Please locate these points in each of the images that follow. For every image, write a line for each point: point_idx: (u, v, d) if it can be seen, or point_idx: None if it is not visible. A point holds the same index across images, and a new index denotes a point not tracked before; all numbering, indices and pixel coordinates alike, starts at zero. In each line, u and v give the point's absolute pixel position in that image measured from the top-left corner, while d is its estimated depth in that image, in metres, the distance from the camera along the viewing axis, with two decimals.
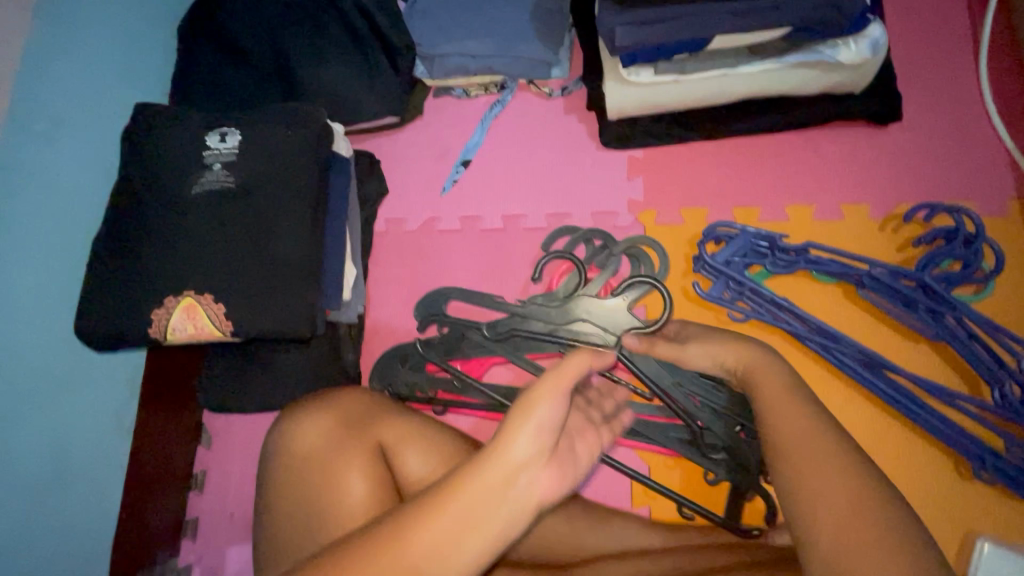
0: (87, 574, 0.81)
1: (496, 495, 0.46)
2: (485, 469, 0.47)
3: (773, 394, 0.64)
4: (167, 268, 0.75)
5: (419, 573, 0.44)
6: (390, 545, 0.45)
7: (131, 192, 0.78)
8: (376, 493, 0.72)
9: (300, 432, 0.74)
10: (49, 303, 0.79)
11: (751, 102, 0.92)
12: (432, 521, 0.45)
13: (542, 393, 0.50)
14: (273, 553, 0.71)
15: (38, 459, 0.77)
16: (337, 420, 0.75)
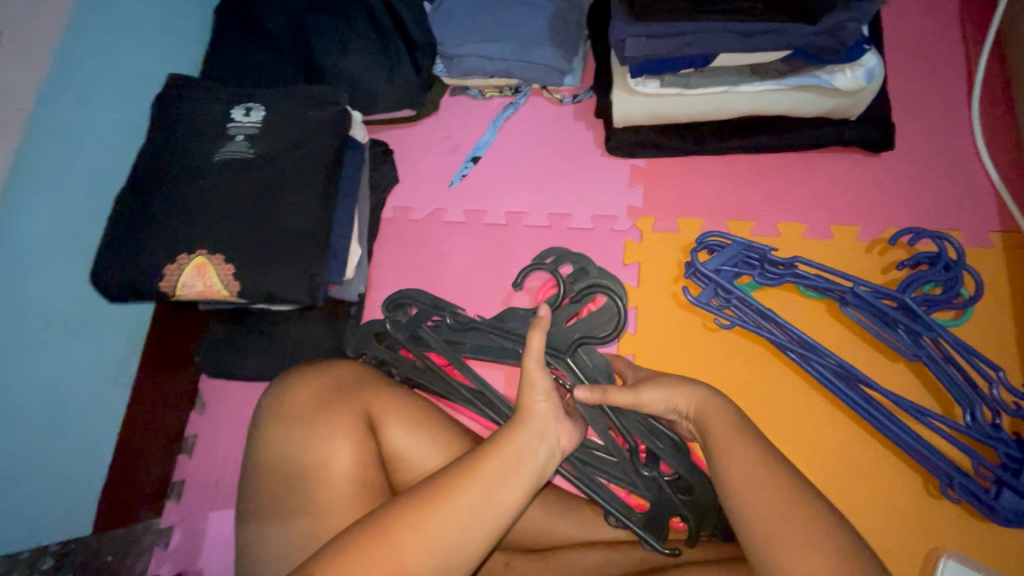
0: (78, 510, 0.90)
1: (534, 444, 0.65)
2: (526, 422, 0.66)
3: (722, 428, 0.66)
4: (180, 226, 0.81)
5: (501, 486, 0.61)
6: (474, 466, 0.61)
7: (156, 156, 0.84)
8: (363, 457, 0.77)
9: (295, 396, 0.79)
10: (68, 254, 0.87)
11: (751, 120, 0.96)
12: (500, 449, 0.63)
13: (534, 370, 0.70)
14: (264, 509, 0.75)
15: (40, 399, 0.84)
16: (330, 387, 0.80)
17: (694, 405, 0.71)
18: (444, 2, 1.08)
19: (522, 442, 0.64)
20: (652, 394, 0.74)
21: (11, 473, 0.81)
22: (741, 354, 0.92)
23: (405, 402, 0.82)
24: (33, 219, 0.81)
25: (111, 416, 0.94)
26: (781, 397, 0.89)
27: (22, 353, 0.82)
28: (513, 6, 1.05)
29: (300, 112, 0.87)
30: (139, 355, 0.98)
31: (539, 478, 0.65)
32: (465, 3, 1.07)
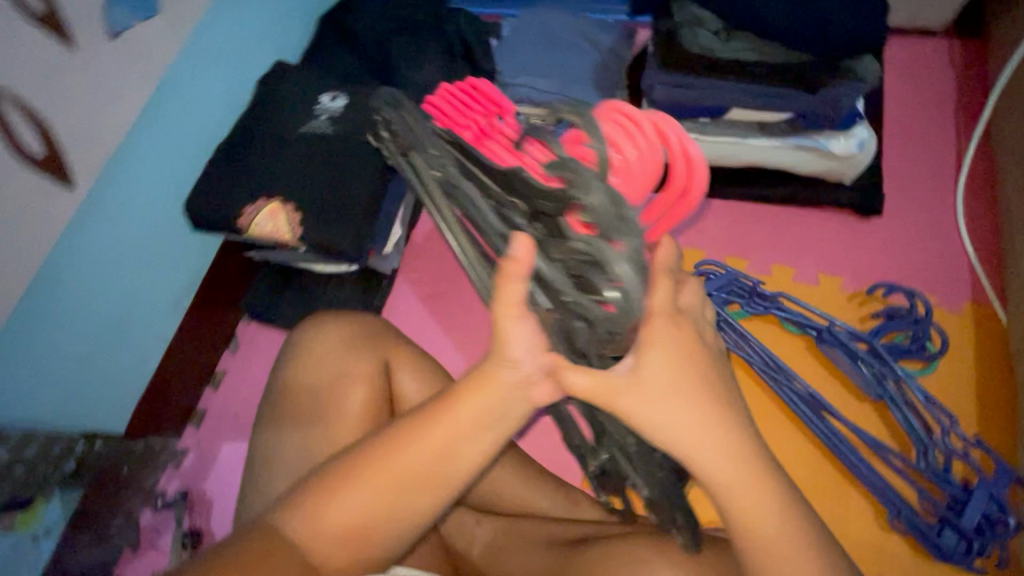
0: (114, 409, 1.03)
1: (500, 408, 0.54)
2: (492, 380, 0.53)
3: (729, 458, 0.48)
4: (261, 179, 0.96)
5: (455, 450, 0.54)
6: (426, 425, 0.55)
7: (253, 122, 1.01)
8: (370, 391, 0.88)
9: (317, 338, 0.91)
10: (166, 185, 1.00)
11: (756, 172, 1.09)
12: (455, 412, 0.54)
13: (506, 325, 0.49)
14: (278, 425, 0.87)
15: (113, 304, 0.96)
16: (344, 338, 0.91)
17: (692, 452, 0.48)
18: (508, 43, 1.28)
19: (487, 409, 0.53)
20: (646, 416, 0.48)
21: (76, 363, 0.93)
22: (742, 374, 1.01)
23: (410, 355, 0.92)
24: (148, 149, 0.95)
25: (162, 337, 1.07)
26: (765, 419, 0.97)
27: (113, 260, 0.94)
28: (565, 53, 1.24)
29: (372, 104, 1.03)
30: (196, 287, 1.12)
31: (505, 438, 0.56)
32: (525, 46, 1.26)
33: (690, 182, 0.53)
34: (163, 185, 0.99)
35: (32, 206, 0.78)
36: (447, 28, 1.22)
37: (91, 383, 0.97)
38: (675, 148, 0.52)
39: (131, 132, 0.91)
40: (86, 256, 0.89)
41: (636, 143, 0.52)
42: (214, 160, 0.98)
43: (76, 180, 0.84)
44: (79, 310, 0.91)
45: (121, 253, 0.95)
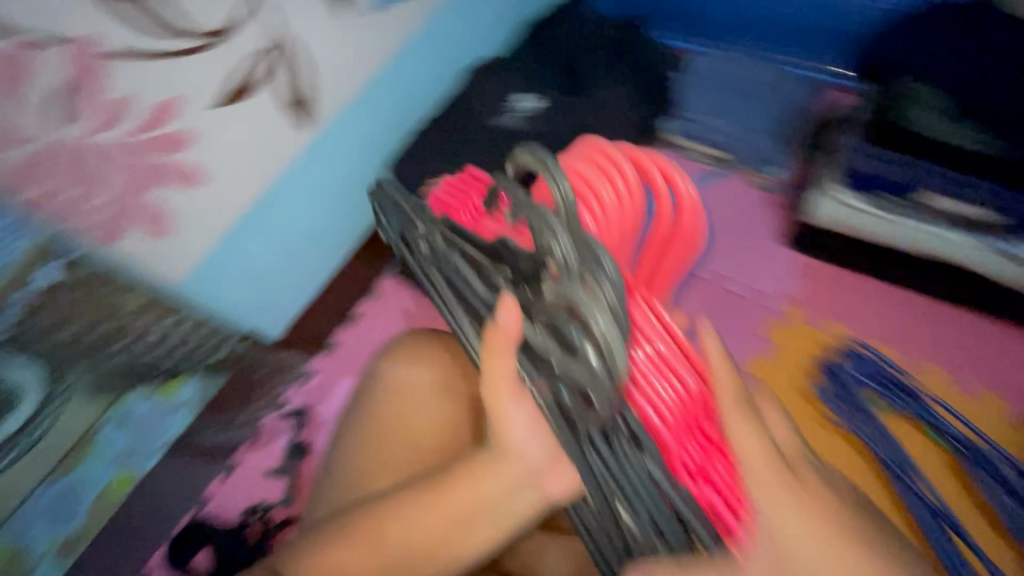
0: (273, 325, 1.14)
1: (515, 484, 0.59)
2: (502, 464, 0.59)
3: None
4: (451, 152, 1.11)
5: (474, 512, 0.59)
6: (464, 477, 0.60)
7: (459, 104, 1.15)
8: (444, 431, 0.79)
9: (402, 366, 0.84)
10: (372, 142, 1.11)
11: (936, 268, 1.05)
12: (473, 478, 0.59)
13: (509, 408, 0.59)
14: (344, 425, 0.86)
15: (302, 233, 1.08)
16: (432, 377, 0.83)
17: None
18: (687, 79, 1.34)
19: (504, 484, 0.59)
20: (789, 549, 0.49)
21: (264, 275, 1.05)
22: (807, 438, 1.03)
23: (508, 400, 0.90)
24: (368, 105, 1.06)
25: (324, 271, 1.18)
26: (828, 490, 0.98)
27: (314, 195, 1.06)
28: (745, 101, 1.31)
29: (567, 116, 1.16)
30: (364, 236, 1.22)
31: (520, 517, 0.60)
32: (705, 86, 1.34)
33: (676, 185, 0.70)
34: (364, 143, 1.09)
35: (271, 140, 0.91)
36: (642, 53, 1.29)
37: (265, 301, 1.08)
38: (629, 179, 0.69)
39: (358, 93, 1.02)
40: (293, 190, 1.01)
41: (616, 183, 0.69)
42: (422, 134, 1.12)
43: (307, 126, 0.96)
44: (275, 236, 1.02)
45: (315, 195, 1.06)
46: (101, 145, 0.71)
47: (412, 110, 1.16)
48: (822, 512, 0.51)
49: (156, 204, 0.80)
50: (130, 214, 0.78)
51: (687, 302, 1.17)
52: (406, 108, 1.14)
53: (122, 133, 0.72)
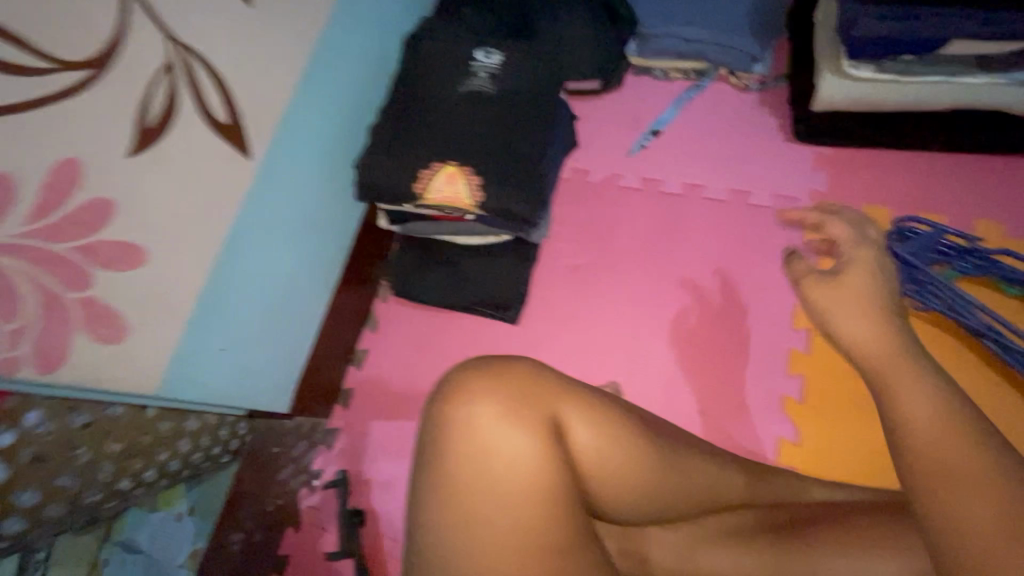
0: (274, 404, 0.95)
1: (471, 500, 0.74)
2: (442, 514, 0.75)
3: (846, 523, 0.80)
4: (426, 142, 0.88)
5: (472, 487, 0.74)
6: (464, 505, 0.74)
7: (409, 86, 0.93)
8: (525, 476, 0.74)
9: (469, 418, 0.77)
10: (316, 162, 0.91)
11: (933, 122, 1.05)
12: (475, 493, 0.74)
13: None
14: (430, 521, 0.76)
15: (275, 289, 0.89)
16: (488, 425, 0.76)
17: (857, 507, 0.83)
18: None
19: (458, 499, 0.75)
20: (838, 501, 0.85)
21: (254, 352, 0.87)
22: (814, 372, 1.00)
23: (592, 403, 0.81)
24: (300, 119, 0.85)
25: (312, 320, 1.00)
26: (848, 443, 0.95)
27: (278, 240, 0.87)
28: None
29: (549, 59, 0.99)
30: (341, 266, 1.06)
31: (505, 485, 0.74)
32: None
33: None
34: (321, 154, 0.92)
35: (210, 178, 0.72)
36: None
37: (256, 368, 0.88)
38: None
39: (293, 96, 0.83)
40: (257, 227, 0.82)
41: None
42: (381, 130, 0.90)
43: (254, 153, 0.78)
44: (246, 290, 0.82)
45: (284, 239, 0.88)
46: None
47: (347, 109, 0.95)
48: (451, 514, 0.74)
49: (91, 302, 0.60)
50: (53, 322, 0.58)
51: (707, 229, 1.11)
52: (340, 115, 0.94)
53: (15, 225, 0.54)
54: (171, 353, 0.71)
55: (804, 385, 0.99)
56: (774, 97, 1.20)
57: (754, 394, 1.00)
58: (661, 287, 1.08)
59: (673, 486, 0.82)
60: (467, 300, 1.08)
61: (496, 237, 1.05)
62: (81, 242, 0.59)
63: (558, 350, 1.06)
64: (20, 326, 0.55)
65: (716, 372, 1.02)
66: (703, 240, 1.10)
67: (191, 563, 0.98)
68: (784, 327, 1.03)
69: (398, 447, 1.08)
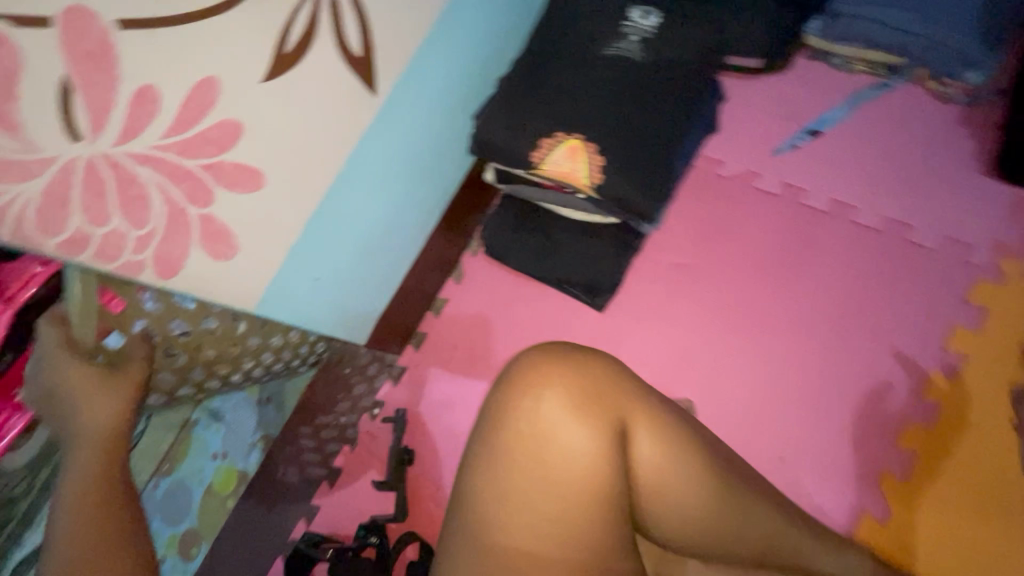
0: (353, 336, 0.99)
1: (521, 490, 0.70)
2: (488, 493, 0.71)
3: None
4: (555, 104, 0.81)
5: (525, 476, 0.70)
6: (512, 493, 0.70)
7: (550, 37, 0.85)
8: (580, 480, 0.69)
9: (533, 404, 0.72)
10: (432, 105, 0.87)
11: None
12: (527, 484, 0.70)
13: None
14: (475, 498, 0.73)
15: (372, 228, 0.88)
16: (551, 416, 0.71)
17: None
18: None
19: (507, 485, 0.71)
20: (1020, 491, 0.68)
21: (340, 285, 0.88)
22: (929, 452, 0.86)
23: (666, 420, 0.73)
24: (426, 59, 0.81)
25: (404, 261, 1.00)
26: (950, 542, 0.82)
27: (383, 180, 0.85)
28: None
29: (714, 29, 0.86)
30: (441, 212, 1.03)
31: (559, 483, 0.69)
32: None
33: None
34: (439, 96, 0.87)
35: (332, 111, 0.71)
36: None
37: (345, 301, 0.90)
38: None
39: (428, 35, 0.79)
40: (369, 168, 0.81)
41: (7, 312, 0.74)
42: (508, 82, 0.83)
43: (377, 91, 0.76)
44: (344, 226, 0.82)
45: (390, 180, 0.86)
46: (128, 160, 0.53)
47: (472, 52, 0.89)
48: (498, 498, 0.71)
49: (209, 219, 0.62)
50: (176, 236, 0.60)
51: (845, 256, 0.96)
52: (465, 56, 0.88)
53: (148, 137, 0.54)
54: (272, 275, 0.74)
55: (913, 464, 0.86)
56: (976, 116, 0.98)
57: (849, 454, 0.88)
58: (772, 311, 0.96)
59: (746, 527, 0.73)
60: (555, 276, 1.03)
61: (602, 217, 0.97)
62: (209, 160, 0.59)
63: (637, 351, 1.00)
64: (148, 233, 0.57)
65: (811, 420, 0.90)
66: (835, 269, 0.96)
67: (260, 448, 1.14)
68: (908, 391, 0.89)
69: (458, 401, 1.10)
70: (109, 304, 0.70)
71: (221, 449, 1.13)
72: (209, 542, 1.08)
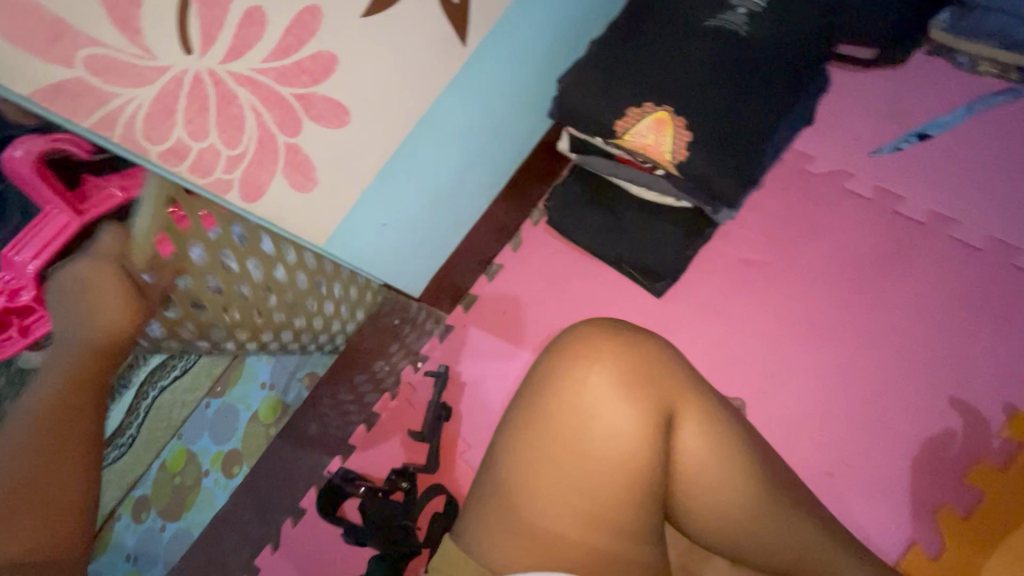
0: (408, 287, 1.00)
1: (553, 455, 0.69)
2: (520, 453, 0.71)
3: None
4: (646, 73, 0.78)
5: (558, 442, 0.69)
6: (543, 457, 0.70)
7: (649, 3, 0.81)
8: (615, 455, 0.68)
9: (578, 373, 0.70)
10: (516, 63, 0.85)
11: None
12: (559, 450, 0.69)
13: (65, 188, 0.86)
14: (505, 456, 0.73)
15: (439, 182, 0.88)
16: (596, 388, 0.69)
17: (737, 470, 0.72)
18: None
19: (538, 449, 0.70)
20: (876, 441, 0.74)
21: (402, 235, 0.89)
22: (998, 493, 0.79)
23: (720, 421, 0.70)
24: (519, 15, 0.79)
25: (465, 220, 1.00)
26: None
27: (458, 133, 0.84)
28: None
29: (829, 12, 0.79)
30: (508, 176, 1.02)
31: (594, 456, 0.68)
32: None
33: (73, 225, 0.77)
34: (524, 55, 0.85)
35: (422, 56, 0.70)
36: None
37: (405, 250, 0.91)
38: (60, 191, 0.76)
39: None
40: (447, 119, 0.81)
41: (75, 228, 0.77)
42: (599, 46, 0.81)
43: (467, 42, 0.75)
44: (413, 174, 0.82)
45: (464, 135, 0.85)
46: (227, 80, 0.54)
47: (564, 11, 0.86)
48: (529, 459, 0.71)
49: (294, 149, 0.64)
50: (265, 160, 0.62)
51: (936, 273, 0.89)
52: (557, 16, 0.85)
53: (250, 61, 0.55)
54: (344, 212, 0.76)
55: (979, 502, 0.80)
56: None
57: (906, 483, 0.82)
58: (843, 321, 0.91)
59: (788, 538, 0.68)
60: (615, 255, 1.00)
61: (674, 200, 0.94)
62: (302, 90, 0.61)
63: (690, 343, 0.97)
64: (238, 153, 0.59)
65: (869, 441, 0.85)
66: (923, 286, 0.89)
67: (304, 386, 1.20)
68: (986, 427, 0.82)
69: (499, 367, 1.10)
70: (178, 219, 0.74)
71: (268, 380, 1.22)
72: (249, 464, 1.20)
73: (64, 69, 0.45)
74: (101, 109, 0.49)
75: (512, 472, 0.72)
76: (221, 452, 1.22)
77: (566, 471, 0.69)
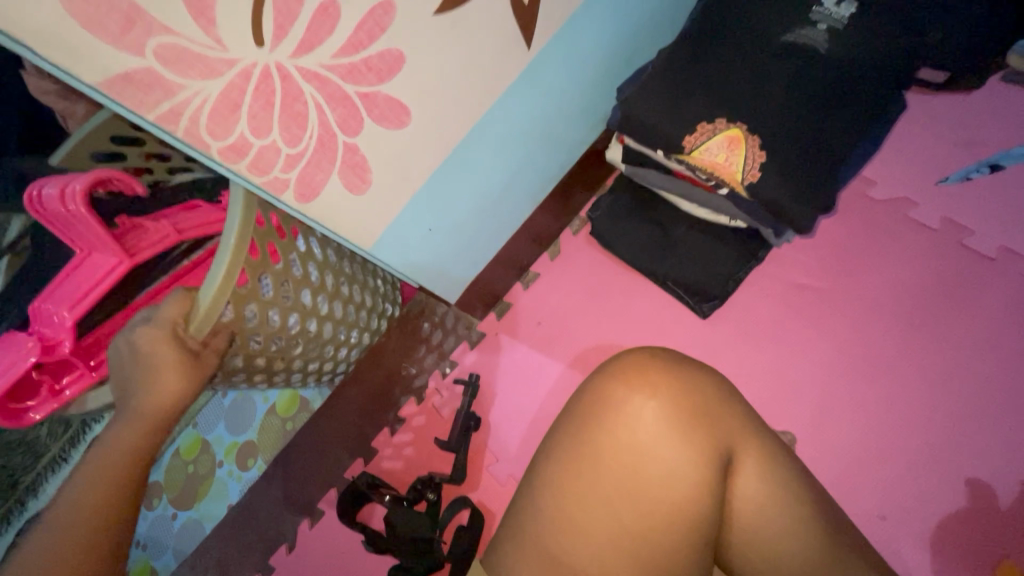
0: (445, 293, 0.97)
1: (602, 486, 0.66)
2: (565, 484, 0.68)
3: None
4: (717, 87, 0.74)
5: (607, 472, 0.66)
6: (590, 487, 0.66)
7: (723, 15, 0.77)
8: (666, 491, 0.65)
9: (631, 401, 0.67)
10: (578, 69, 0.81)
11: None
12: (607, 481, 0.66)
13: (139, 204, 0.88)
14: (546, 483, 0.69)
15: (488, 189, 0.85)
16: (649, 418, 0.66)
17: None
18: None
19: (585, 478, 0.67)
20: None
21: (447, 241, 0.86)
22: None
23: (777, 460, 0.67)
24: (586, 20, 0.75)
25: (508, 228, 0.97)
26: None
27: (513, 139, 0.81)
28: None
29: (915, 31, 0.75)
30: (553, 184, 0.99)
31: (645, 489, 0.65)
32: None
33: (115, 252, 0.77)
34: (586, 61, 0.82)
35: (487, 58, 0.67)
36: None
37: (448, 257, 0.88)
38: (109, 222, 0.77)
39: None
40: (504, 124, 0.77)
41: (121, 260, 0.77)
42: (667, 58, 0.77)
43: (533, 45, 0.71)
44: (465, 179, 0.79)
45: (519, 140, 0.82)
46: (296, 76, 0.51)
47: (630, 18, 0.82)
48: (575, 489, 0.67)
49: (353, 150, 0.61)
50: (325, 160, 0.59)
51: (1004, 312, 0.84)
52: (623, 23, 0.82)
53: (320, 55, 0.52)
54: (394, 216, 0.73)
55: None
56: None
57: (963, 530, 0.78)
58: (901, 355, 0.87)
59: None
60: (661, 271, 0.96)
61: (728, 220, 0.90)
62: (367, 89, 0.58)
63: (736, 368, 0.94)
64: (299, 152, 0.57)
65: (925, 483, 0.81)
66: (988, 324, 0.85)
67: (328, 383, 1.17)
68: None
69: (532, 378, 1.07)
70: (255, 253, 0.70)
71: None
72: (264, 458, 1.17)
73: (136, 58, 0.43)
74: (168, 101, 0.46)
75: (557, 505, 0.67)
76: (237, 444, 1.19)
77: (614, 504, 0.65)
